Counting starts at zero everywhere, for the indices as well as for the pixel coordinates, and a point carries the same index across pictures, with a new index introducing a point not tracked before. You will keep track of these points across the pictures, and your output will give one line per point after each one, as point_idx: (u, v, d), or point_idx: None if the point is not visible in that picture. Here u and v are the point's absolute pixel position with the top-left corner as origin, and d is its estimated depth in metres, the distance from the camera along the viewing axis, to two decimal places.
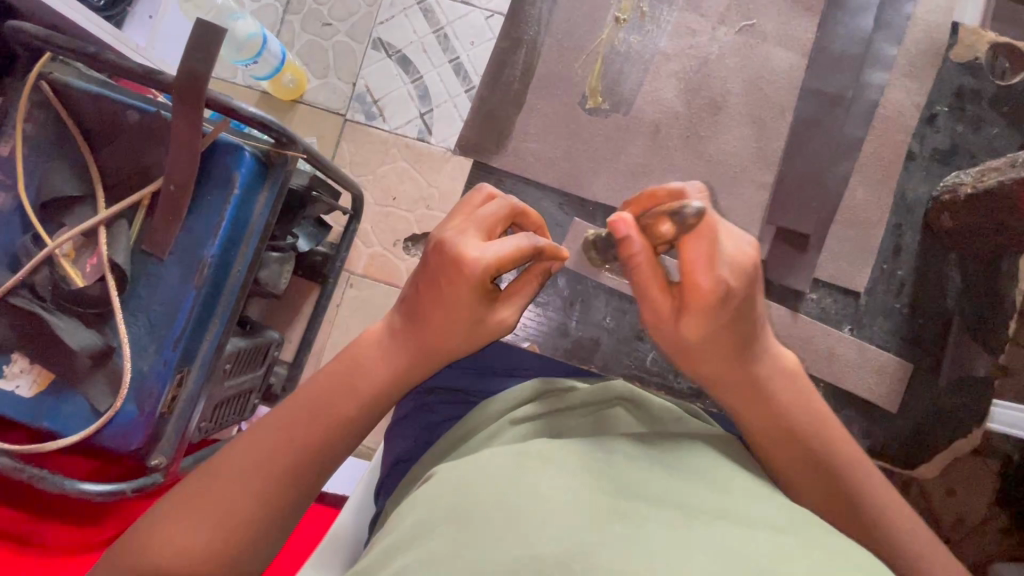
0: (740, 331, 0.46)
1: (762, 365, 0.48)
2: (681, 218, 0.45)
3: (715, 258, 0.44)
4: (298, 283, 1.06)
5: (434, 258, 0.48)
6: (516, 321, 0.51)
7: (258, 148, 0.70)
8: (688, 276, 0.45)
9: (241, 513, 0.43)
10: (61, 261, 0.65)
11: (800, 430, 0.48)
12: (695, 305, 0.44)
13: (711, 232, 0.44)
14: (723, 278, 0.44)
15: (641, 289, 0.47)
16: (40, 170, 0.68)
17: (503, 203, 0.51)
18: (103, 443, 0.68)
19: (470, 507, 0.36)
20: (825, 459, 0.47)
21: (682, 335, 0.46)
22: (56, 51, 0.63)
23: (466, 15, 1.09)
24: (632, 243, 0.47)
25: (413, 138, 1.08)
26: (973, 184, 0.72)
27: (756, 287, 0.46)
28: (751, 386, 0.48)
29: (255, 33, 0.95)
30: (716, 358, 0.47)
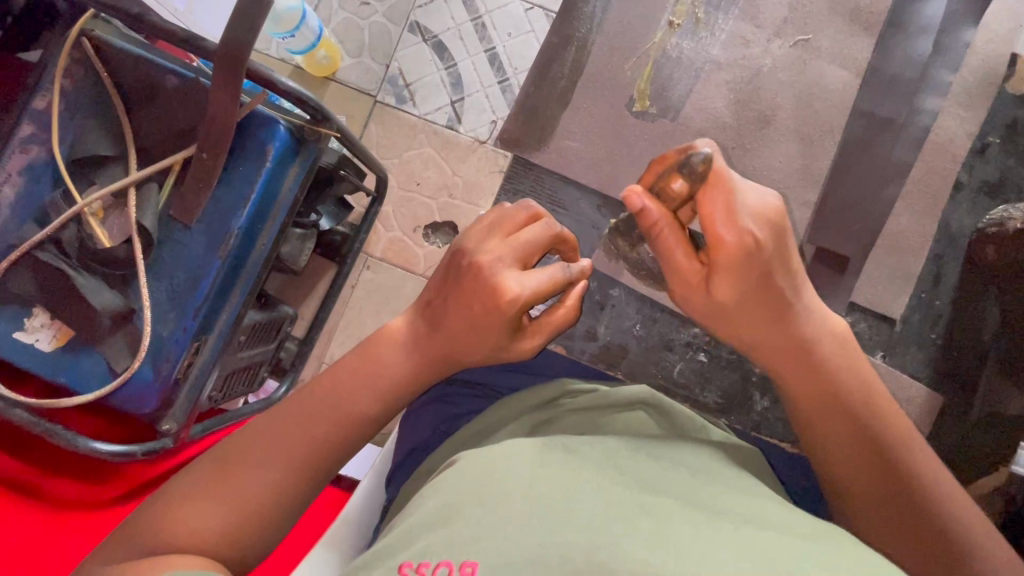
0: (777, 287, 0.48)
1: (802, 317, 0.50)
2: (690, 168, 0.46)
3: (733, 211, 0.46)
4: (316, 261, 1.06)
5: (468, 279, 0.47)
6: (539, 350, 0.51)
7: (293, 123, 0.70)
8: (711, 233, 0.47)
9: (255, 485, 0.44)
10: (89, 220, 0.65)
11: (833, 381, 0.49)
12: (723, 263, 0.47)
13: (726, 183, 0.46)
14: (744, 233, 0.46)
15: (669, 256, 0.50)
16: (75, 126, 0.68)
17: (544, 229, 0.50)
18: (119, 404, 0.69)
19: (492, 494, 0.36)
20: (853, 408, 0.49)
21: (716, 297, 0.50)
22: (101, 9, 0.62)
23: (504, 5, 1.08)
24: (653, 211, 0.48)
25: (442, 126, 1.07)
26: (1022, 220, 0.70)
27: (785, 240, 0.48)
28: (789, 339, 0.50)
29: (295, 7, 0.94)
30: (749, 317, 0.50)
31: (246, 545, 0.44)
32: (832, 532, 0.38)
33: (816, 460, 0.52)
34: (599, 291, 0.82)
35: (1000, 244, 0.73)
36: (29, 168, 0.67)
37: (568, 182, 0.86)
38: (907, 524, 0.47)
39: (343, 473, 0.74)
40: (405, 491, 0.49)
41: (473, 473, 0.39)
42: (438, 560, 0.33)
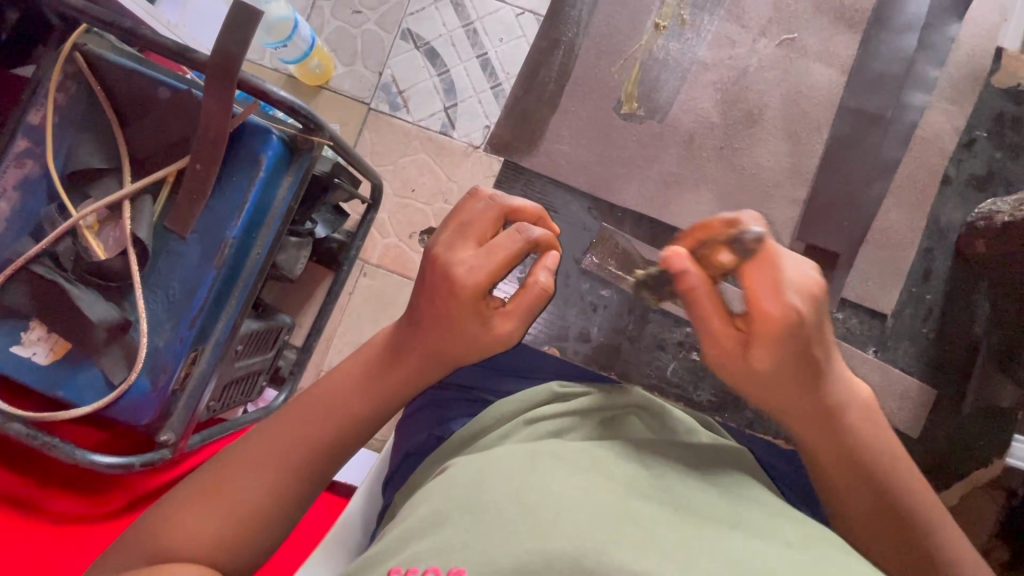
0: (816, 358, 0.47)
1: (831, 385, 0.48)
2: (740, 244, 0.47)
3: (782, 286, 0.45)
4: (313, 268, 1.07)
5: (425, 268, 0.49)
6: (513, 329, 0.48)
7: (286, 133, 0.70)
8: (755, 306, 0.46)
9: (252, 495, 0.44)
10: (84, 233, 0.66)
11: (858, 449, 0.49)
12: (765, 335, 0.45)
13: (776, 260, 0.46)
14: (794, 307, 0.45)
15: (703, 321, 0.48)
16: (69, 141, 0.68)
17: (491, 207, 0.50)
18: (116, 416, 0.69)
19: (483, 499, 0.36)
20: (870, 468, 0.49)
21: (753, 366, 0.47)
22: (92, 23, 0.62)
23: (495, 11, 1.08)
24: (692, 273, 0.47)
25: (435, 132, 1.08)
26: (1010, 212, 0.70)
27: (823, 314, 0.47)
28: (816, 408, 0.48)
29: (287, 16, 0.95)
30: (789, 386, 0.47)
31: (246, 552, 0.44)
32: (821, 537, 0.38)
33: (834, 518, 0.52)
34: (591, 290, 0.82)
35: (988, 239, 0.73)
36: (24, 183, 0.67)
37: (559, 183, 0.85)
38: (919, 565, 0.48)
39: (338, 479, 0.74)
40: (399, 497, 0.49)
41: (465, 479, 0.39)
42: (427, 566, 0.33)
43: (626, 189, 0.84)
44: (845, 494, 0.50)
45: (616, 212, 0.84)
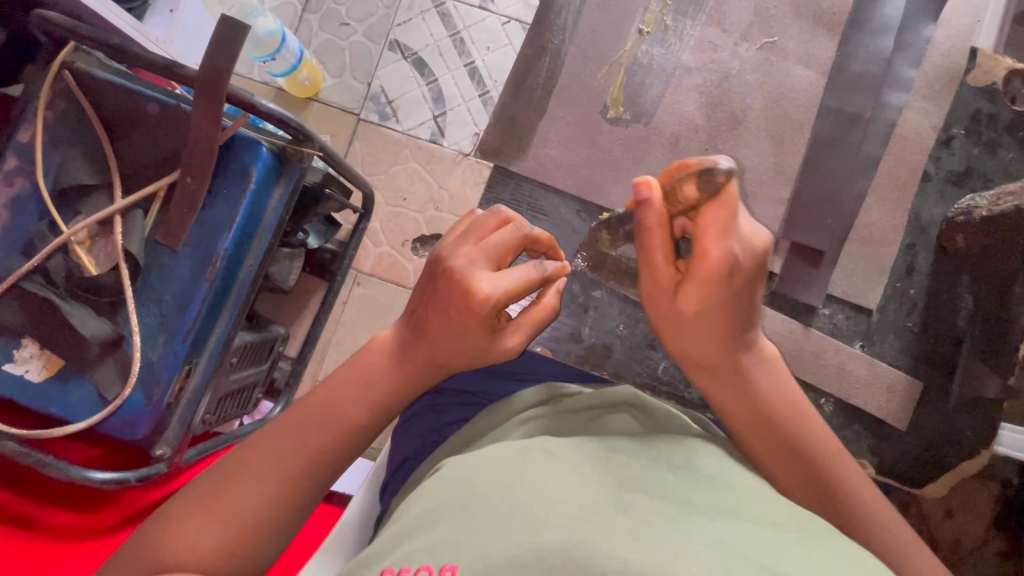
0: (735, 303, 0.47)
1: (745, 336, 0.49)
2: (710, 177, 0.44)
3: (733, 230, 0.45)
4: (306, 279, 1.07)
5: (444, 287, 0.46)
6: (523, 349, 0.49)
7: (275, 144, 0.70)
8: (699, 244, 0.45)
9: (249, 507, 0.44)
10: (76, 250, 0.66)
11: (761, 396, 0.49)
12: (700, 274, 0.45)
13: (734, 203, 0.44)
14: (733, 250, 0.44)
15: (648, 253, 0.48)
16: (59, 157, 0.68)
17: (516, 230, 0.47)
18: (110, 431, 0.69)
19: (474, 496, 0.37)
20: (772, 416, 0.49)
21: (681, 304, 0.47)
22: (80, 40, 0.63)
23: (482, 20, 1.10)
24: (652, 206, 0.47)
25: (425, 141, 1.09)
26: (987, 207, 0.72)
27: (762, 274, 0.47)
28: (725, 353, 0.49)
29: (274, 30, 0.96)
30: (711, 329, 0.48)
31: (245, 561, 0.44)
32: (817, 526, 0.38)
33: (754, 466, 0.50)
34: (582, 291, 0.83)
35: (968, 233, 0.76)
36: (15, 201, 0.67)
37: (547, 190, 0.86)
38: (818, 499, 0.48)
39: (334, 489, 0.75)
40: (397, 503, 0.49)
41: (457, 478, 0.39)
42: (423, 565, 0.33)
43: (612, 193, 0.85)
44: (754, 435, 0.49)
45: (604, 215, 0.85)
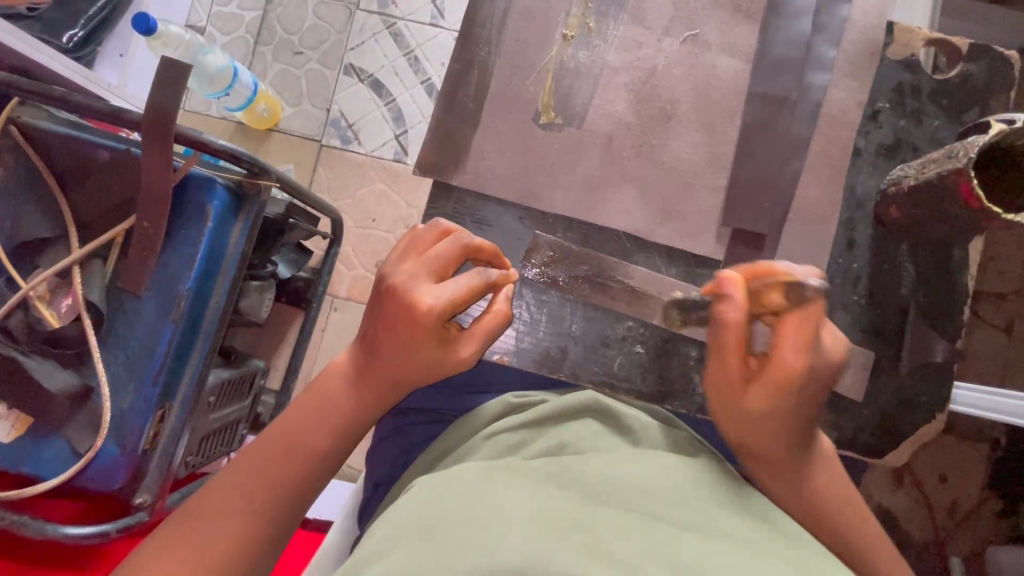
0: (802, 403, 0.47)
1: (807, 436, 0.48)
2: (800, 292, 0.46)
3: (813, 343, 0.46)
4: (282, 309, 1.07)
5: (388, 303, 0.46)
6: (478, 358, 0.49)
7: (229, 180, 0.70)
8: (779, 354, 0.46)
9: (214, 548, 0.43)
10: (36, 303, 0.65)
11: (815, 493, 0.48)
12: (772, 379, 0.46)
13: (819, 317, 0.46)
14: (809, 363, 0.46)
15: (719, 352, 0.47)
16: (14, 213, 0.68)
17: (455, 241, 0.48)
18: (86, 484, 0.68)
19: (431, 520, 0.36)
20: (824, 508, 0.48)
21: (749, 407, 0.47)
22: (22, 94, 0.63)
23: (433, 37, 1.11)
24: (734, 304, 0.46)
25: (389, 160, 1.09)
26: (915, 176, 0.57)
27: (832, 382, 0.48)
28: (790, 453, 0.48)
29: (225, 66, 0.96)
30: (778, 430, 0.47)
31: None
32: (772, 534, 0.39)
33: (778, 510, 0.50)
34: None
35: (901, 204, 0.60)
36: None
37: None
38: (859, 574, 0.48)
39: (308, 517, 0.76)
40: None
41: (416, 504, 0.39)
42: None
43: None
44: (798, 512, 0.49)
45: None
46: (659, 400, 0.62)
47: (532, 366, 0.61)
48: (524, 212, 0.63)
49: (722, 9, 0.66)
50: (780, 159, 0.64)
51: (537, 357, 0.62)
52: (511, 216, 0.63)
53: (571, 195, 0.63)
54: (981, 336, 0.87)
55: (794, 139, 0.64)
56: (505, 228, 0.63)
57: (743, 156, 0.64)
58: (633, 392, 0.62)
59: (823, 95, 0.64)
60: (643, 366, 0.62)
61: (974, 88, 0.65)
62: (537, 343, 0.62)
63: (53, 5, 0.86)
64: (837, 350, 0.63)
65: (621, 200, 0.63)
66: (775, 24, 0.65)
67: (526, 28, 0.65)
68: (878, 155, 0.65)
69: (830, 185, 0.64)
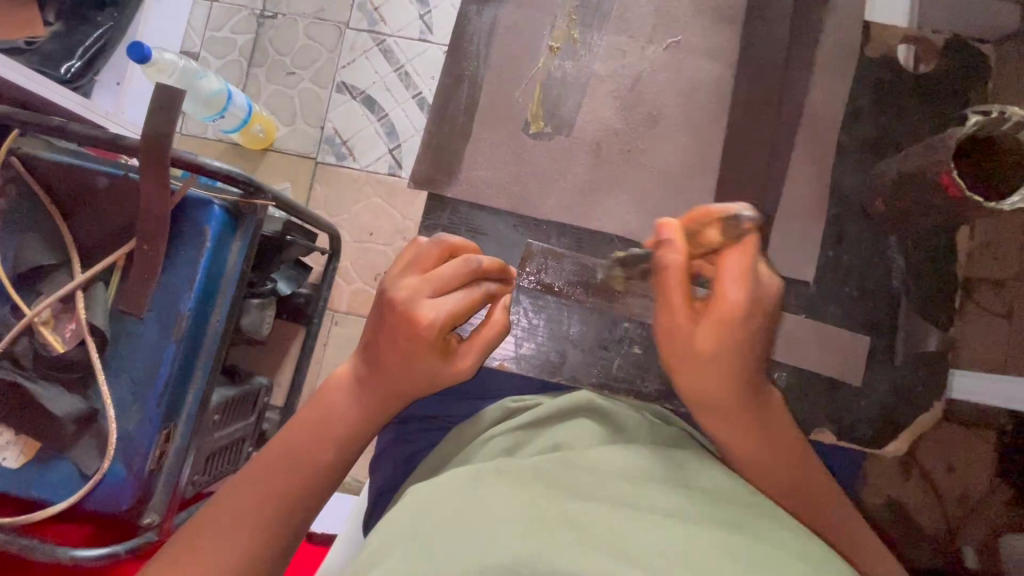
0: (749, 344, 0.45)
1: (757, 383, 0.47)
2: (736, 223, 0.42)
3: (752, 275, 0.43)
4: (283, 326, 1.08)
5: (390, 320, 0.47)
6: (477, 369, 0.50)
7: (228, 201, 0.71)
8: (717, 289, 0.44)
9: (223, 560, 0.44)
10: (40, 329, 0.66)
11: (775, 447, 0.47)
12: (717, 316, 0.44)
13: (755, 252, 0.43)
14: (751, 296, 0.43)
15: (662, 293, 0.45)
16: (15, 242, 0.68)
17: (462, 264, 0.47)
18: (95, 506, 0.69)
19: (429, 523, 0.37)
20: (774, 455, 0.47)
21: (699, 345, 0.45)
22: (22, 126, 0.65)
23: (423, 52, 1.13)
24: (673, 246, 0.44)
25: (384, 174, 1.11)
26: (898, 166, 0.58)
27: (767, 321, 0.45)
28: (742, 399, 0.46)
29: (219, 89, 0.97)
30: (723, 371, 0.45)
31: None
32: (769, 519, 0.39)
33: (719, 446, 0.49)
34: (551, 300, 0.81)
35: (887, 197, 0.61)
36: None
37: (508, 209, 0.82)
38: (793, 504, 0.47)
39: (314, 531, 0.77)
40: None
41: (412, 507, 0.39)
42: None
43: None
44: (745, 457, 0.48)
45: None
46: (656, 399, 0.62)
47: (532, 371, 0.62)
48: (517, 220, 0.64)
49: (703, 16, 0.67)
50: (767, 158, 0.65)
51: (536, 363, 0.62)
52: (505, 225, 0.64)
53: (565, 202, 0.64)
54: (980, 325, 0.87)
55: (780, 139, 0.65)
56: (499, 235, 0.64)
57: (730, 157, 0.65)
58: (630, 392, 0.63)
59: (806, 95, 0.66)
60: (639, 367, 0.63)
61: (952, 80, 0.66)
62: (535, 348, 0.63)
63: (50, 37, 0.87)
64: (831, 342, 0.63)
65: (611, 204, 0.64)
66: (753, 28, 0.67)
67: (514, 41, 0.66)
68: (863, 151, 0.66)
69: (817, 182, 0.65)
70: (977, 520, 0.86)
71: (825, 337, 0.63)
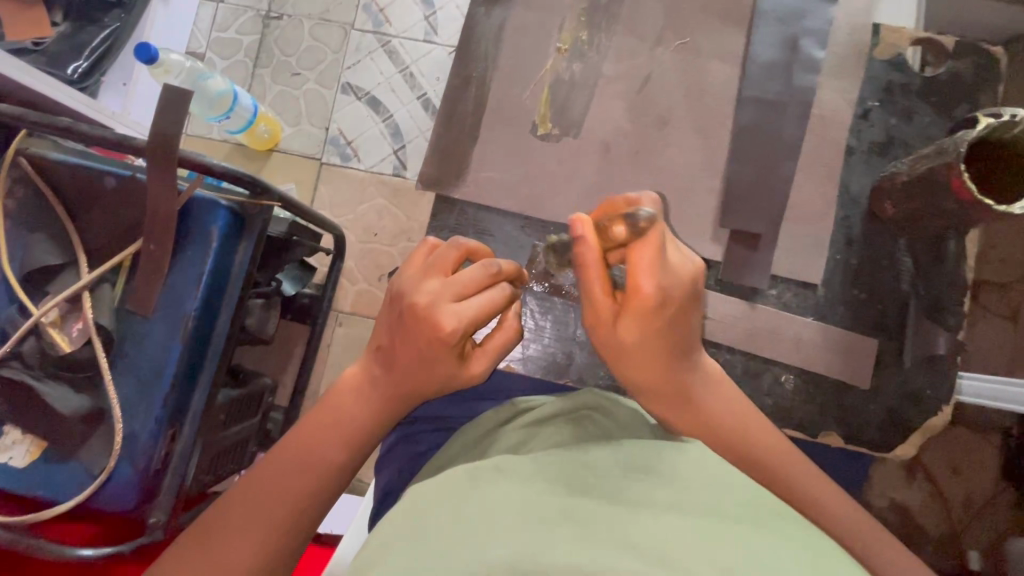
0: (677, 325, 0.47)
1: (686, 355, 0.50)
2: (634, 221, 0.44)
3: (660, 264, 0.44)
4: (288, 326, 1.08)
5: (410, 323, 0.46)
6: (490, 374, 0.50)
7: (234, 202, 0.71)
8: (632, 282, 0.45)
9: (233, 561, 0.44)
10: (48, 329, 0.66)
11: (707, 414, 0.51)
12: (637, 308, 0.45)
13: (661, 243, 0.44)
14: (662, 286, 0.45)
15: (587, 285, 0.47)
16: (24, 241, 0.69)
17: (484, 267, 0.48)
18: (101, 505, 0.69)
19: (432, 521, 0.37)
20: (718, 421, 0.51)
21: (624, 335, 0.47)
22: (31, 126, 0.65)
23: (428, 53, 1.13)
24: (586, 243, 0.45)
25: (388, 175, 1.11)
26: (908, 170, 0.58)
27: (696, 303, 0.48)
28: (672, 372, 0.49)
29: (225, 90, 0.97)
30: (654, 357, 0.48)
31: None
32: (779, 514, 0.39)
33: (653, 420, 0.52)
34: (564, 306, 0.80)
35: (894, 197, 0.60)
36: None
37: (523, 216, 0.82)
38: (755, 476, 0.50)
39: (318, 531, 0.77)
40: None
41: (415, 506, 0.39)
42: None
43: None
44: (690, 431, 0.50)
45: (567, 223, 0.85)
46: None
47: (539, 372, 0.63)
48: (524, 221, 0.64)
49: (709, 17, 0.67)
50: (774, 160, 0.65)
51: (541, 363, 0.63)
52: (511, 226, 0.64)
53: (572, 203, 0.64)
54: (987, 328, 0.87)
55: (787, 140, 0.65)
56: (505, 236, 0.64)
57: (736, 159, 0.65)
58: None
59: (814, 96, 0.66)
60: None
61: (960, 82, 0.66)
62: (542, 350, 0.64)
63: (58, 38, 0.88)
64: (836, 344, 0.64)
65: None
66: (760, 29, 0.66)
67: (520, 42, 0.67)
68: (871, 153, 0.66)
69: (824, 184, 0.65)
70: (983, 524, 0.85)
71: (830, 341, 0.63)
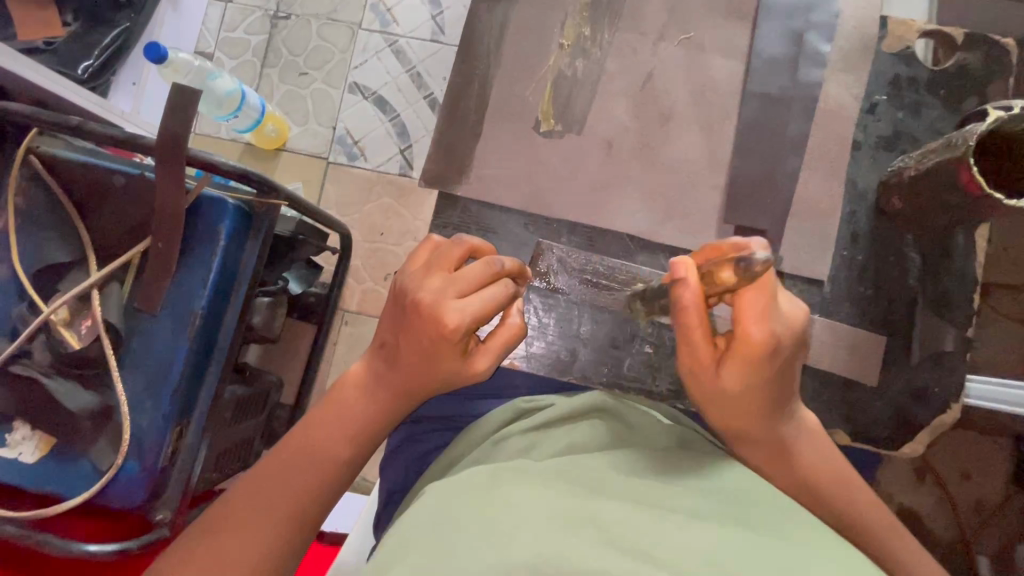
0: (780, 371, 0.44)
1: (783, 406, 0.47)
2: (746, 265, 0.39)
3: (773, 312, 0.43)
4: (295, 324, 1.08)
5: (414, 320, 0.46)
6: (493, 370, 0.49)
7: (241, 201, 0.71)
8: (742, 328, 0.43)
9: (235, 558, 0.44)
10: (57, 327, 0.67)
11: (808, 468, 0.47)
12: (744, 354, 0.43)
13: (774, 287, 0.43)
14: (775, 332, 0.43)
15: (683, 329, 0.44)
16: (35, 239, 0.70)
17: (487, 264, 0.48)
18: (108, 501, 0.70)
19: (449, 526, 0.36)
20: (812, 472, 0.47)
21: (724, 383, 0.45)
22: (41, 125, 0.66)
23: (435, 52, 1.13)
24: (688, 286, 0.43)
25: (395, 174, 1.11)
26: (915, 167, 0.57)
27: (801, 352, 0.45)
28: (765, 422, 0.46)
29: (234, 90, 0.97)
30: (750, 406, 0.45)
31: None
32: (786, 517, 0.39)
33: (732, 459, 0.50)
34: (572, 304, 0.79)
35: (904, 194, 0.60)
36: None
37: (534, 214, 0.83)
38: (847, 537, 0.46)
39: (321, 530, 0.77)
40: None
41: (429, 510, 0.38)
42: None
43: None
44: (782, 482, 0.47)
45: None
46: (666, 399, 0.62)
47: (543, 370, 0.62)
48: (528, 218, 0.64)
49: (715, 12, 0.67)
50: (781, 157, 0.64)
51: (546, 360, 0.62)
52: (515, 223, 0.64)
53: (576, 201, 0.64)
54: (999, 329, 0.86)
55: (794, 136, 0.64)
56: (510, 234, 0.64)
57: (742, 156, 0.64)
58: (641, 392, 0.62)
59: (821, 91, 0.65)
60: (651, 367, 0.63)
61: (972, 77, 0.65)
62: (547, 347, 0.62)
63: (68, 37, 0.90)
64: (843, 343, 0.63)
65: (621, 203, 0.64)
66: (767, 24, 0.66)
67: (524, 39, 0.67)
68: (880, 149, 0.65)
69: (832, 181, 0.64)
70: (994, 530, 0.84)
71: (837, 340, 0.63)
